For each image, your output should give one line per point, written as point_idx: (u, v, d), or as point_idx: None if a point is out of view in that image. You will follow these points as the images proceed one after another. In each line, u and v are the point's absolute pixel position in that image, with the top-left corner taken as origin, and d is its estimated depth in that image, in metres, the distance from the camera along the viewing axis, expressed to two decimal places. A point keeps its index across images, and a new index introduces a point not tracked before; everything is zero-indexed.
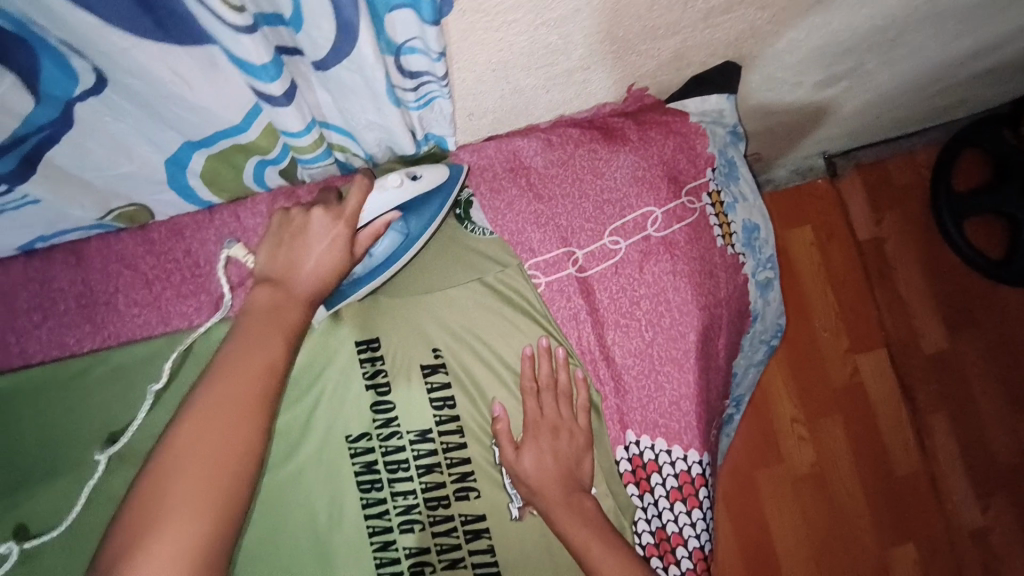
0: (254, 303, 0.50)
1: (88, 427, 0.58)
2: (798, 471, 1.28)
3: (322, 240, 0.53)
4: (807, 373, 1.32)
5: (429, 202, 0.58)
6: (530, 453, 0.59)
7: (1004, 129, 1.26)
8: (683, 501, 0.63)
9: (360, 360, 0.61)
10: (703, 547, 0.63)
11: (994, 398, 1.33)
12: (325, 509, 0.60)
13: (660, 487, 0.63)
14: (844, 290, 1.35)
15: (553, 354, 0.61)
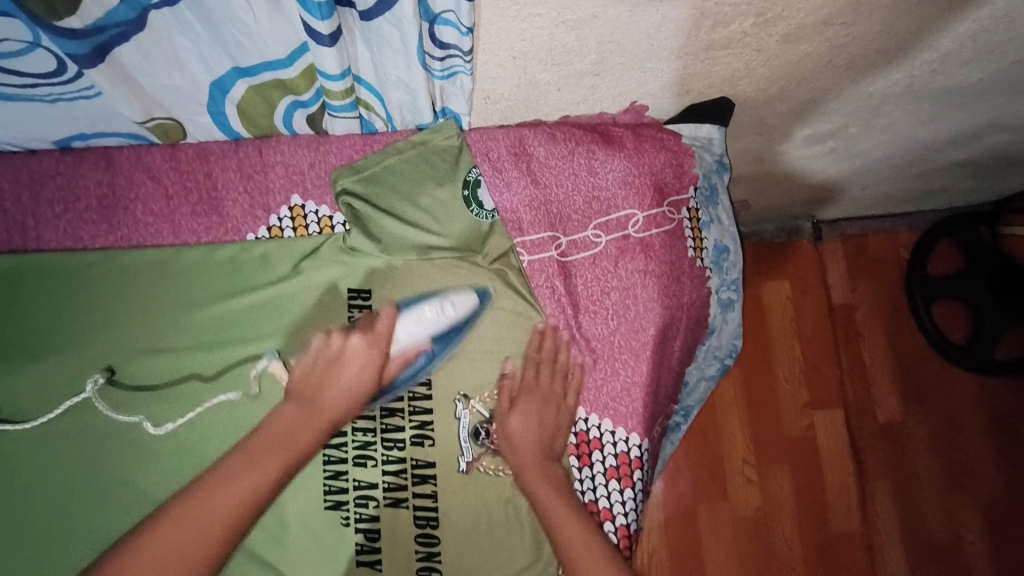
0: (279, 420, 0.55)
1: (82, 317, 0.61)
2: (742, 511, 1.42)
3: (354, 368, 0.57)
4: (765, 417, 1.46)
5: (453, 333, 0.65)
6: (520, 416, 0.63)
7: (982, 227, 1.41)
8: (617, 480, 0.67)
9: (349, 306, 0.64)
10: (628, 525, 0.67)
11: (936, 476, 1.46)
12: None
13: (601, 464, 0.67)
14: (810, 348, 1.49)
15: (557, 336, 0.66)
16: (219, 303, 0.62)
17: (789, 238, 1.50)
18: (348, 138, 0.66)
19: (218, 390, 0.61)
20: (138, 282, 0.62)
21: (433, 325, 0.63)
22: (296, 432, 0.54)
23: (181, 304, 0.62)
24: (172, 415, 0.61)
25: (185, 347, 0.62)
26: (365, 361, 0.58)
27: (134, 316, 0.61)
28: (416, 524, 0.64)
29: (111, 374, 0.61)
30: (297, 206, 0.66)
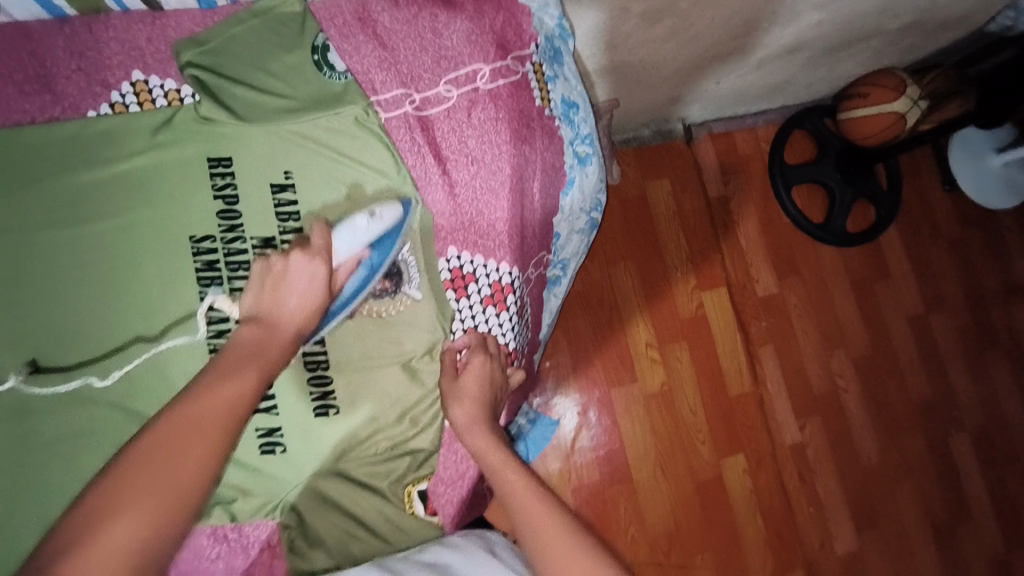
0: (240, 340, 0.56)
1: None
2: (651, 389, 1.56)
3: (301, 278, 0.60)
4: (659, 303, 1.60)
5: (388, 239, 0.66)
6: (473, 372, 0.69)
7: (825, 118, 1.65)
8: (493, 306, 0.74)
9: (211, 174, 0.65)
10: (507, 345, 0.76)
11: (810, 334, 1.69)
12: (162, 291, 0.63)
13: (476, 293, 0.74)
14: (693, 235, 1.63)
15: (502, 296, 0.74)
16: (141, 252, 0.63)
17: (664, 139, 1.64)
18: (185, 12, 0.67)
19: (80, 262, 0.62)
20: (48, 253, 0.62)
21: (367, 235, 0.64)
22: (263, 341, 0.57)
23: (93, 259, 0.63)
24: (36, 293, 0.61)
25: (108, 309, 0.62)
26: (313, 269, 0.61)
27: None
28: (308, 371, 0.66)
29: (34, 366, 0.60)
30: (140, 81, 0.66)
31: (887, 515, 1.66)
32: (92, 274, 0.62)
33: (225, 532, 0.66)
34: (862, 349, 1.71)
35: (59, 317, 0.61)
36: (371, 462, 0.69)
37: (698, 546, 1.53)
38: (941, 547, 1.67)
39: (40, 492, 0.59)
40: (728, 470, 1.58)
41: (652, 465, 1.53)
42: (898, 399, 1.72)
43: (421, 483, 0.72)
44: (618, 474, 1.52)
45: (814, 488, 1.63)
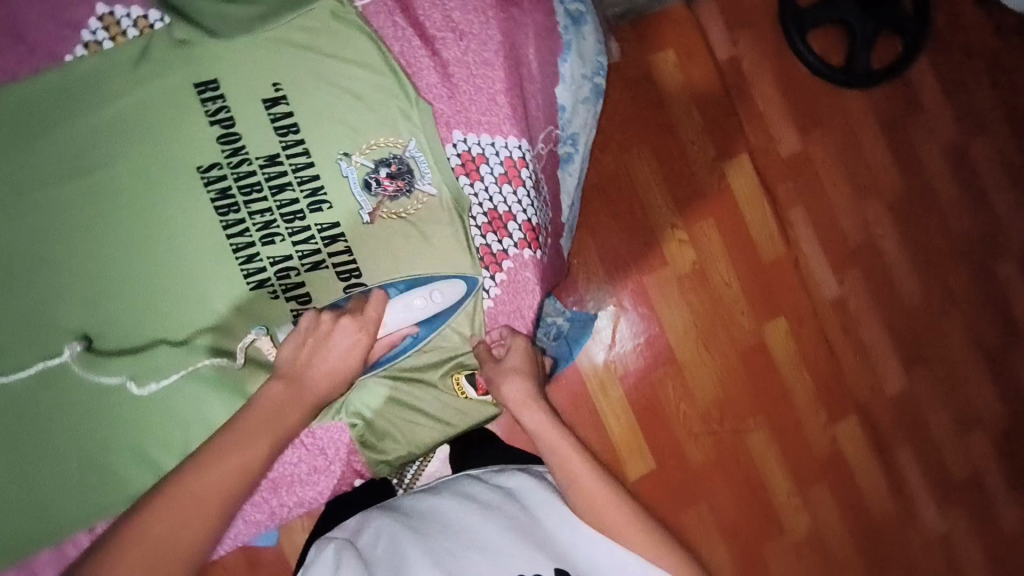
0: (269, 397, 0.62)
1: None
2: (683, 269, 1.55)
3: (342, 347, 0.63)
4: (677, 177, 1.54)
5: (438, 318, 0.69)
6: (513, 355, 0.72)
7: None
8: (508, 183, 0.71)
9: (201, 100, 0.64)
10: (530, 220, 0.73)
11: (841, 186, 1.62)
12: (184, 228, 0.64)
13: (489, 173, 0.71)
14: (707, 105, 1.55)
15: (517, 171, 0.71)
16: (176, 250, 0.64)
17: (664, 5, 1.51)
18: None
19: (103, 216, 0.64)
20: (68, 212, 0.63)
21: (420, 312, 0.67)
22: (284, 408, 0.61)
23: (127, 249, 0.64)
24: (72, 254, 0.64)
25: (154, 307, 0.65)
26: (355, 342, 0.64)
27: None
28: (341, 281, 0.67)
29: (86, 341, 0.64)
30: (107, 14, 0.67)
31: (935, 352, 1.66)
32: (117, 223, 0.64)
33: (303, 439, 0.73)
34: (897, 191, 1.64)
35: (99, 273, 0.64)
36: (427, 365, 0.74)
37: (750, 409, 1.57)
38: (992, 371, 1.67)
39: (129, 421, 0.66)
40: (770, 334, 1.59)
41: (694, 342, 1.55)
42: (941, 237, 1.66)
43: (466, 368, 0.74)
44: (662, 357, 1.54)
45: (858, 338, 1.63)
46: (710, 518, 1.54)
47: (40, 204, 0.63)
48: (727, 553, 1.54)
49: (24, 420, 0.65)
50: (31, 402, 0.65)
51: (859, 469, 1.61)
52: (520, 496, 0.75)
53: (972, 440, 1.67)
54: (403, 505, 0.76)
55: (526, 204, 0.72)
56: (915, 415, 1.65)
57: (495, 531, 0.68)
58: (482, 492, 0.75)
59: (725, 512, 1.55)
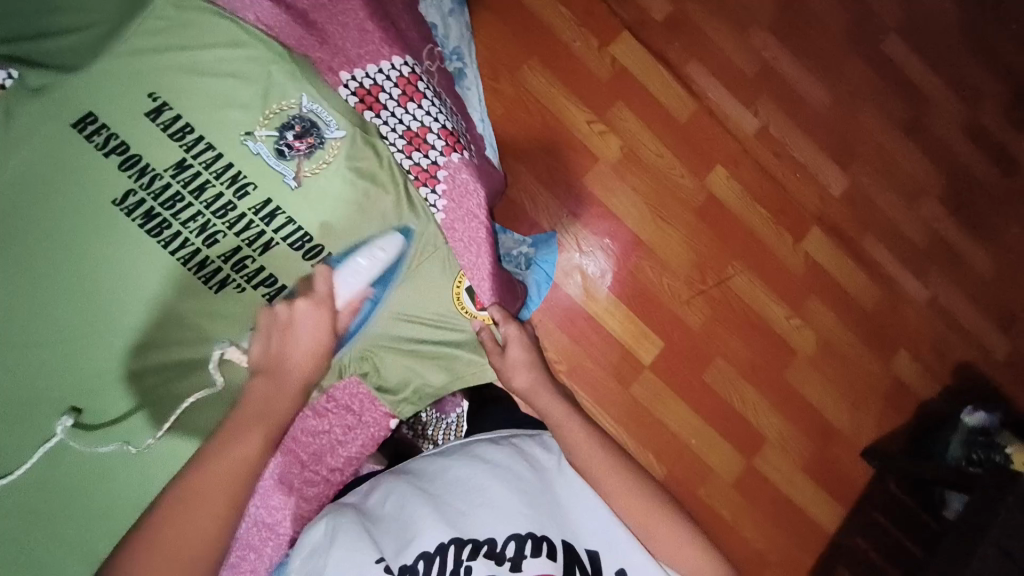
0: (255, 394, 0.69)
1: None
2: (615, 158, 1.59)
3: (305, 328, 0.71)
4: (575, 77, 1.57)
5: (387, 271, 0.77)
6: (515, 347, 0.87)
7: None
8: (410, 100, 0.79)
9: (86, 136, 0.66)
10: (444, 127, 0.81)
11: (722, 27, 1.68)
12: (119, 271, 0.68)
13: (389, 97, 0.79)
14: (571, 1, 1.58)
15: (412, 84, 0.80)
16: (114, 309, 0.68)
17: None
18: None
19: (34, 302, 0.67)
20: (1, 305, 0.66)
21: (369, 272, 0.75)
22: (272, 399, 0.69)
23: (72, 321, 0.68)
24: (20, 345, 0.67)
25: (117, 366, 0.69)
26: (316, 318, 0.71)
27: None
28: (294, 249, 0.72)
29: (77, 412, 0.68)
30: None
31: (861, 141, 1.76)
32: (52, 303, 0.67)
33: (325, 406, 0.85)
34: (770, 12, 1.71)
35: (55, 356, 0.68)
36: (411, 287, 0.81)
37: (725, 258, 1.64)
38: (914, 139, 1.78)
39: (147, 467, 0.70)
40: (715, 185, 1.65)
41: (653, 220, 1.61)
42: (825, 38, 1.74)
43: (465, 280, 0.84)
44: (629, 244, 1.59)
45: (792, 156, 1.71)
46: (730, 369, 1.62)
47: None
48: (756, 393, 1.63)
49: (39, 499, 0.68)
50: (44, 483, 0.68)
51: (837, 270, 1.71)
52: (531, 455, 0.83)
53: (922, 205, 1.78)
54: (416, 466, 0.85)
55: (430, 114, 0.80)
56: (866, 205, 1.75)
57: (502, 491, 0.75)
58: (492, 453, 0.82)
59: (740, 358, 1.63)
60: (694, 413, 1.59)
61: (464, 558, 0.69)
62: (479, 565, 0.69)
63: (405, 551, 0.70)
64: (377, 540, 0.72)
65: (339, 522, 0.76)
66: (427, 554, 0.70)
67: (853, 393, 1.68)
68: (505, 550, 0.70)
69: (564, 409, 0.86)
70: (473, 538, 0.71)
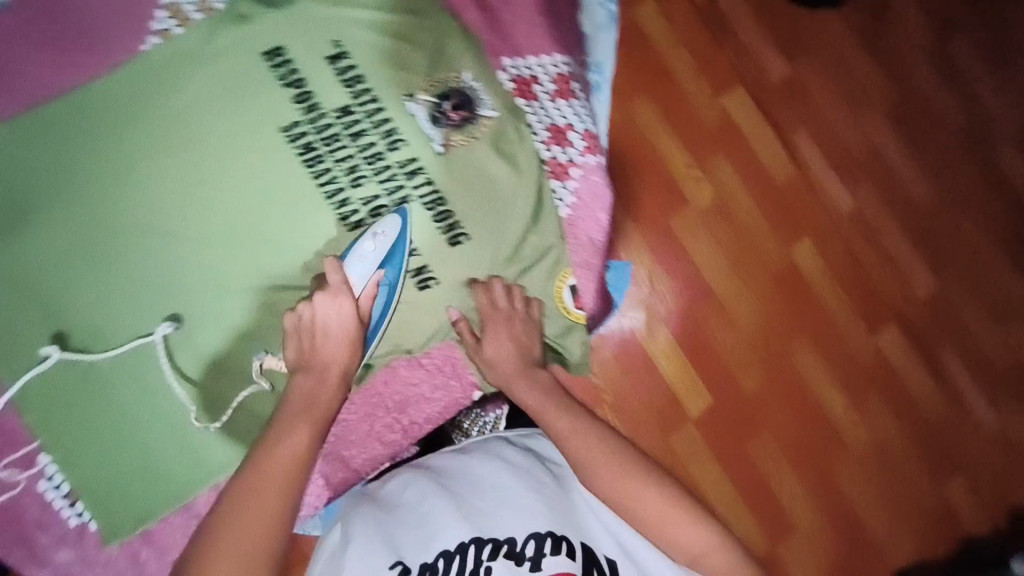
0: (298, 389, 0.73)
1: (39, 189, 0.76)
2: (704, 204, 1.59)
3: (324, 316, 0.74)
4: (683, 120, 1.59)
5: (395, 252, 0.76)
6: (490, 344, 0.82)
7: None
8: (561, 96, 0.88)
9: (273, 66, 0.75)
10: (588, 130, 0.88)
11: (836, 103, 1.68)
12: (260, 198, 0.75)
13: (544, 91, 0.87)
14: (699, 50, 1.61)
15: (568, 84, 0.88)
16: (246, 246, 0.76)
17: None
18: None
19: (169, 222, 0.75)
20: (149, 200, 0.75)
21: (376, 254, 0.75)
22: (315, 389, 0.73)
23: (199, 243, 0.76)
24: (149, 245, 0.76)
25: (217, 296, 0.77)
26: (336, 309, 0.74)
27: (82, 165, 0.75)
28: (425, 208, 0.77)
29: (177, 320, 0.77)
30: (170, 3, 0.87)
31: (955, 245, 1.70)
32: (192, 214, 0.75)
33: (420, 360, 0.87)
34: (891, 99, 1.69)
35: (172, 279, 0.76)
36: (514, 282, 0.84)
37: (791, 327, 1.60)
38: (1011, 258, 1.71)
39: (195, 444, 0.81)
40: (798, 251, 1.63)
41: (729, 272, 1.59)
42: (938, 137, 1.71)
43: (568, 277, 0.87)
44: (697, 289, 1.57)
45: (880, 243, 1.67)
46: (774, 442, 1.57)
47: (125, 195, 0.75)
48: (796, 472, 1.57)
49: (126, 383, 0.78)
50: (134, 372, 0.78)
51: (905, 370, 1.64)
52: (550, 462, 0.84)
53: (1009, 327, 1.70)
54: (432, 461, 0.86)
55: (574, 114, 0.88)
56: (948, 312, 1.68)
57: (524, 493, 0.77)
58: (511, 454, 0.84)
59: (786, 434, 1.58)
60: (728, 478, 1.53)
61: (484, 557, 0.70)
62: (498, 565, 0.69)
63: (426, 550, 0.72)
64: (396, 538, 0.74)
65: (353, 518, 0.79)
66: (447, 551, 0.71)
67: (897, 500, 1.60)
68: (525, 550, 0.70)
69: (542, 396, 0.81)
70: (492, 538, 0.72)
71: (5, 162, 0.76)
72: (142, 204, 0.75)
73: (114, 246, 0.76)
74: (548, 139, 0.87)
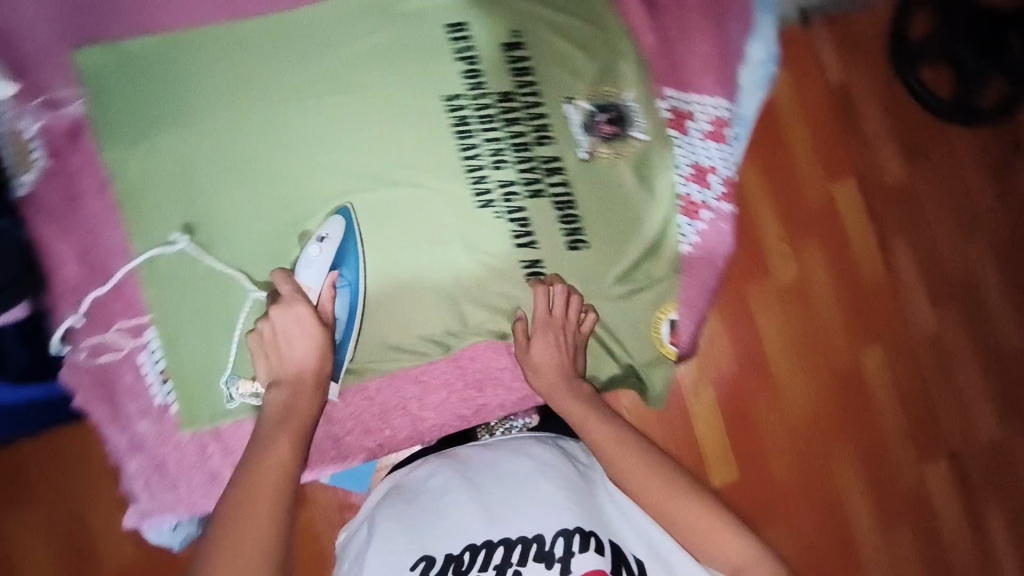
0: (272, 404, 0.72)
1: (206, 94, 0.79)
2: (783, 282, 1.41)
3: (285, 326, 0.73)
4: (786, 193, 1.42)
5: (347, 253, 0.77)
6: (539, 341, 0.81)
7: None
8: (712, 138, 0.93)
9: (451, 39, 0.81)
10: (727, 176, 0.93)
11: (946, 222, 1.50)
12: (397, 155, 0.79)
13: (696, 130, 0.93)
14: (816, 128, 1.43)
15: (723, 129, 0.93)
16: (376, 200, 0.79)
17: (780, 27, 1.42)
18: None
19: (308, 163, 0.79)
20: (302, 134, 0.78)
21: (323, 259, 0.76)
22: (290, 401, 0.72)
23: (330, 188, 0.79)
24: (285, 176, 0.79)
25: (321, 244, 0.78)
26: (292, 315, 0.73)
27: (254, 84, 0.79)
28: (555, 205, 0.82)
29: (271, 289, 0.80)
30: None
31: None
32: (335, 157, 0.79)
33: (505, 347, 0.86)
34: (1004, 232, 1.50)
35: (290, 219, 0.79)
36: (619, 302, 0.86)
37: (840, 430, 1.43)
38: None
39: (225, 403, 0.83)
40: (867, 358, 1.45)
41: (792, 360, 1.40)
42: None
43: (670, 312, 0.90)
44: (756, 362, 1.39)
45: (954, 371, 1.49)
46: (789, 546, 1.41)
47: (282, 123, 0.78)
48: None
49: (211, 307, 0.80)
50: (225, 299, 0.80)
51: (948, 518, 1.46)
52: (577, 459, 0.82)
53: None
54: (459, 451, 0.85)
55: (720, 158, 0.93)
56: (1009, 469, 1.49)
57: (553, 489, 0.75)
58: (537, 451, 0.81)
59: (806, 539, 1.40)
60: None
61: (513, 560, 0.69)
62: (529, 568, 0.68)
63: (451, 542, 0.72)
64: (419, 534, 0.74)
65: (376, 514, 0.79)
66: (473, 545, 0.71)
67: None
68: (555, 550, 0.69)
69: (584, 405, 0.79)
70: (519, 538, 0.71)
71: (189, 63, 0.80)
72: (302, 130, 0.78)
73: (260, 160, 0.78)
74: (689, 175, 0.92)
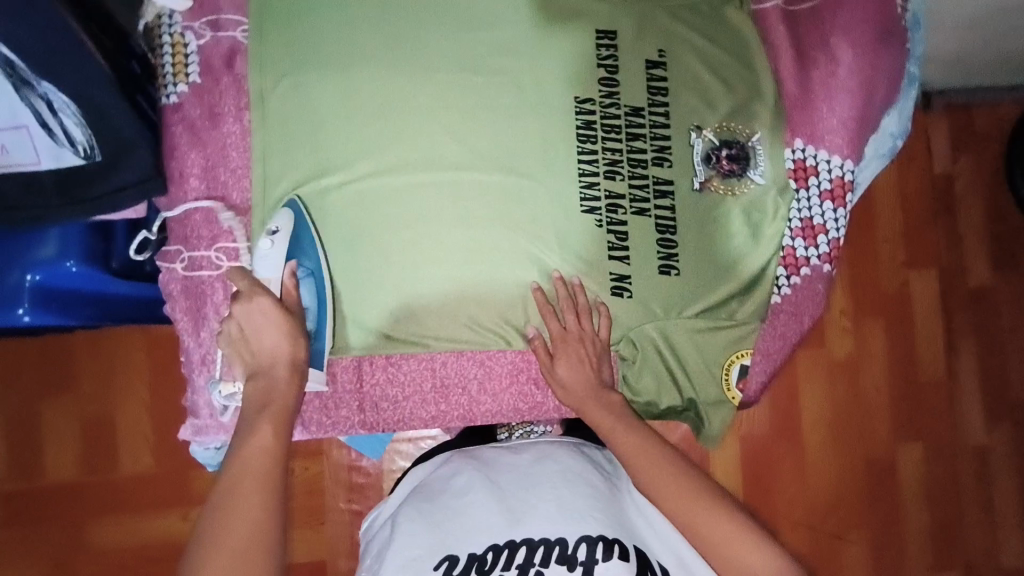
0: (249, 400, 0.70)
1: (348, 49, 0.79)
2: (836, 358, 1.37)
3: (255, 318, 0.72)
4: (861, 272, 1.37)
5: (303, 245, 0.79)
6: (563, 359, 0.81)
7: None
8: (831, 200, 0.90)
9: (599, 44, 0.82)
10: (835, 240, 0.91)
11: (1023, 342, 1.42)
12: (515, 146, 0.80)
13: (817, 186, 0.89)
14: (910, 214, 1.39)
15: (844, 192, 0.90)
16: (480, 186, 0.80)
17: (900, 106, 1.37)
18: None
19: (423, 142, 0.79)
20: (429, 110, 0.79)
21: (278, 251, 0.78)
22: (270, 388, 0.71)
23: (434, 167, 0.79)
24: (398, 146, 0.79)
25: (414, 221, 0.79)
26: (266, 308, 0.72)
27: (398, 50, 0.80)
28: (656, 226, 0.83)
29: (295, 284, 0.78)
30: None
31: None
32: (454, 138, 0.80)
33: None
34: None
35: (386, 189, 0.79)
36: (697, 335, 0.85)
37: (857, 516, 1.36)
38: None
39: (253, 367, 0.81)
40: (902, 456, 1.38)
41: (826, 440, 1.35)
42: None
43: (746, 358, 0.87)
44: (788, 425, 1.35)
45: (991, 491, 1.41)
46: None
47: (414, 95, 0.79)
48: None
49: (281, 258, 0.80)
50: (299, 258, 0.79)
51: None
52: (602, 467, 0.83)
53: None
54: (483, 452, 0.86)
55: (833, 221, 0.90)
56: None
57: (577, 494, 0.76)
58: (562, 456, 0.82)
59: None
60: None
61: (535, 561, 0.69)
62: (552, 569, 0.68)
63: (473, 541, 0.72)
64: (441, 532, 0.74)
65: (401, 511, 0.80)
66: (496, 545, 0.72)
67: None
68: (578, 554, 0.69)
69: (612, 415, 0.79)
70: (541, 540, 0.71)
71: (339, 13, 0.80)
72: (426, 101, 0.79)
73: (380, 123, 0.79)
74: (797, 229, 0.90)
